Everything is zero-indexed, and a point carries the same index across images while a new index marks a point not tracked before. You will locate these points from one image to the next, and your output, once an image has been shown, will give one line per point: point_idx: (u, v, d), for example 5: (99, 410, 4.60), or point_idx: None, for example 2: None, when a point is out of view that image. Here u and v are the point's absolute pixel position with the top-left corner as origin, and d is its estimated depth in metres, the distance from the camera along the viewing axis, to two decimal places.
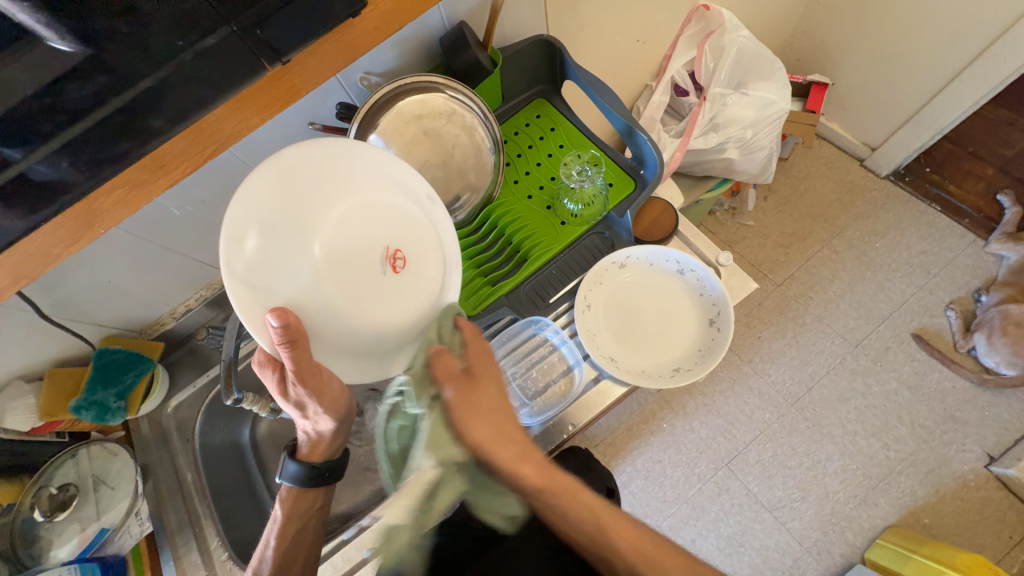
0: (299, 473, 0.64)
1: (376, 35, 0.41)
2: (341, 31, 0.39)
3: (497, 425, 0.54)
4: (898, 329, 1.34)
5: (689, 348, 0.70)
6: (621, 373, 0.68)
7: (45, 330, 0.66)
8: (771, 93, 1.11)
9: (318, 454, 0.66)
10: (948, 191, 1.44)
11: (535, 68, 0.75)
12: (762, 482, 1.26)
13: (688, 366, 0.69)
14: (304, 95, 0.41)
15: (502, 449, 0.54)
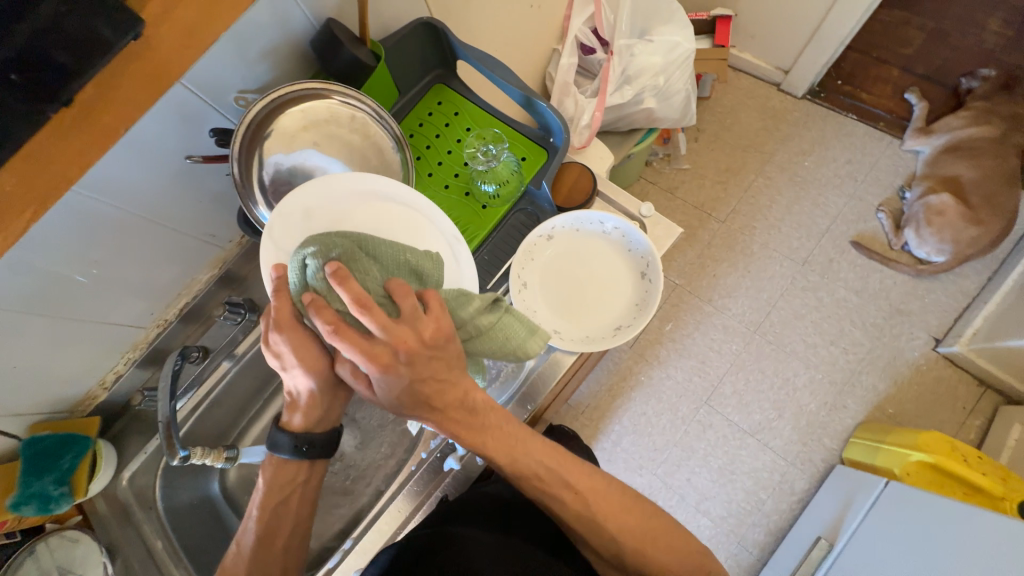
0: (284, 451, 0.57)
1: (186, 55, 0.37)
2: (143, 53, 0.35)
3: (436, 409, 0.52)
4: (837, 240, 1.40)
5: (628, 303, 0.71)
6: (566, 344, 0.68)
7: None
8: (674, 35, 1.11)
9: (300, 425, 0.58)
10: (861, 99, 1.50)
11: (424, 54, 0.72)
12: (740, 410, 1.32)
13: (629, 322, 0.70)
14: (125, 133, 0.37)
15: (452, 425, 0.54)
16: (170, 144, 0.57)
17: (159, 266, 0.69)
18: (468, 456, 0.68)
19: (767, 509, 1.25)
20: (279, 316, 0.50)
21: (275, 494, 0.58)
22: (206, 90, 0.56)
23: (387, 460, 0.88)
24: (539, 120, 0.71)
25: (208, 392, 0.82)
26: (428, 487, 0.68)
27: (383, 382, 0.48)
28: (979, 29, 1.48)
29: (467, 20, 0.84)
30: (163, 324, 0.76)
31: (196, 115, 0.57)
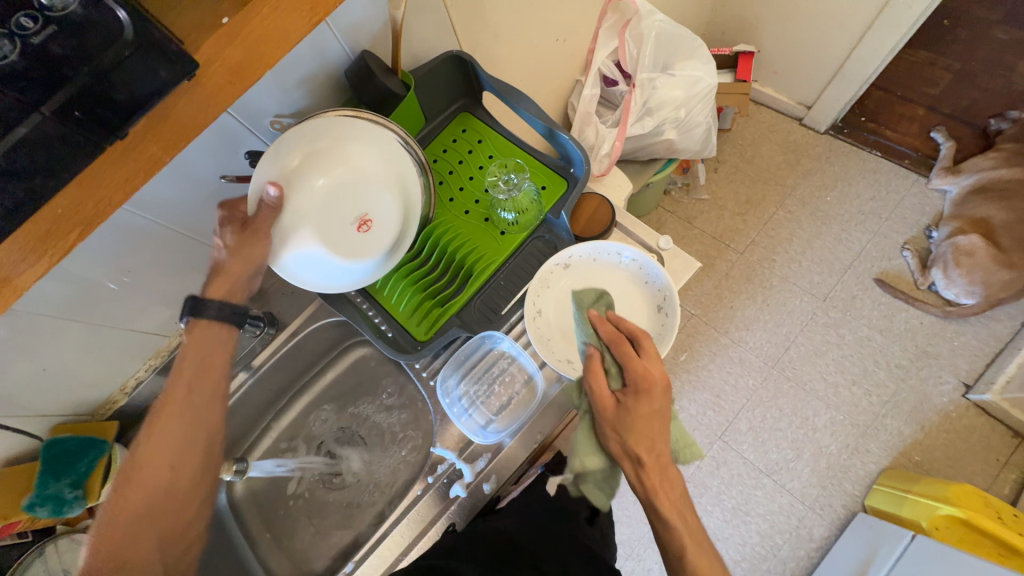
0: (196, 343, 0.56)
1: (233, 91, 0.37)
2: (195, 85, 0.35)
3: (655, 438, 0.55)
4: (861, 277, 1.37)
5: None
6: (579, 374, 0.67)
7: None
8: (697, 71, 1.13)
9: (218, 293, 0.57)
10: (885, 136, 1.48)
11: (451, 84, 0.75)
12: (757, 449, 1.27)
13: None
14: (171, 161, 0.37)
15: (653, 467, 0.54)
16: (206, 164, 0.60)
17: (186, 277, 0.72)
18: (474, 484, 0.67)
19: (783, 556, 1.19)
20: (257, 221, 0.57)
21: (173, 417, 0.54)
22: (245, 115, 0.59)
23: (392, 480, 0.87)
24: (560, 151, 0.72)
25: None
26: (433, 514, 0.67)
27: (630, 402, 0.55)
28: (1008, 71, 1.46)
29: (494, 52, 0.87)
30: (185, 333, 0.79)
31: (233, 138, 0.60)
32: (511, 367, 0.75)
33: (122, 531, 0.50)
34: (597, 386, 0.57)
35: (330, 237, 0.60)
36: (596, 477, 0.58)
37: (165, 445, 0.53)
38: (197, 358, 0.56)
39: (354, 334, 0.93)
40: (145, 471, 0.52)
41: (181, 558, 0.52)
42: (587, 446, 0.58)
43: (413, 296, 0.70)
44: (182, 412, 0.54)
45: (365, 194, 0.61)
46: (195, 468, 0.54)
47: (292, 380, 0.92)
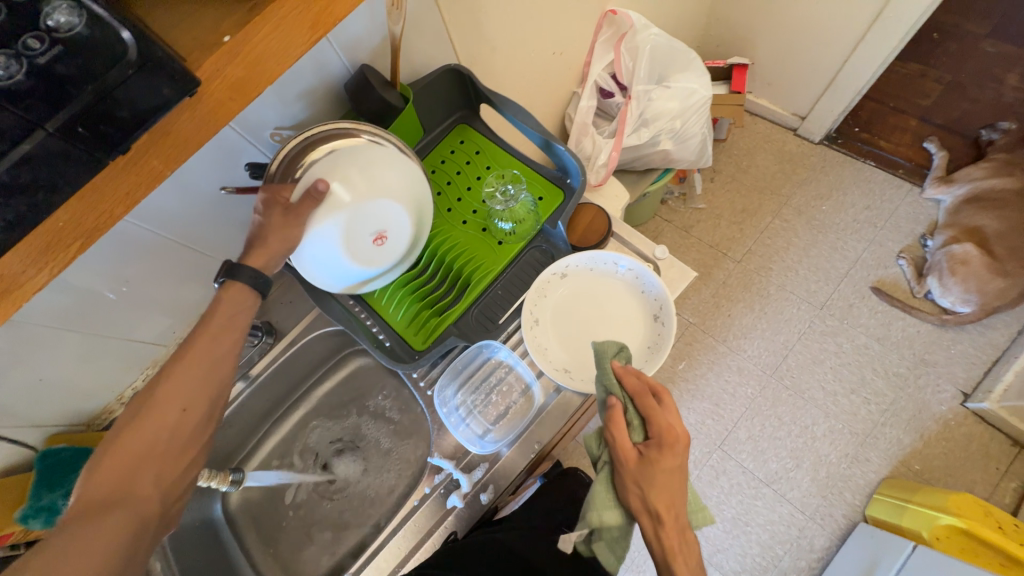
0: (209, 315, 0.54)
1: (232, 107, 0.38)
2: (195, 101, 0.36)
3: (674, 494, 0.58)
4: (857, 286, 1.38)
5: (639, 346, 0.70)
6: (576, 383, 0.68)
7: None
8: (691, 82, 1.14)
9: (254, 262, 0.55)
10: (879, 146, 1.50)
11: (449, 96, 0.76)
12: (756, 458, 1.27)
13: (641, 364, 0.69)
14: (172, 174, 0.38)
15: (668, 523, 0.57)
16: (207, 176, 0.61)
17: (185, 287, 0.72)
18: (472, 493, 0.66)
19: (784, 567, 1.18)
20: (298, 208, 0.55)
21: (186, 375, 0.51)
22: (245, 126, 0.60)
23: (388, 492, 0.86)
24: (557, 162, 0.73)
25: None
26: (432, 523, 0.67)
27: (653, 458, 0.58)
28: (998, 83, 1.49)
29: (492, 65, 0.89)
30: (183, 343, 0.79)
31: (234, 150, 0.61)
32: (508, 376, 0.75)
33: (119, 471, 0.48)
34: (621, 438, 0.60)
35: (349, 240, 0.61)
36: (612, 535, 0.60)
37: (178, 389, 0.51)
38: (224, 311, 0.54)
39: (352, 343, 0.93)
40: (154, 410, 0.50)
41: (174, 505, 0.51)
42: (607, 499, 0.60)
43: (411, 305, 0.70)
44: (203, 361, 0.52)
45: (392, 219, 0.63)
46: (202, 417, 0.52)
47: (289, 389, 0.91)
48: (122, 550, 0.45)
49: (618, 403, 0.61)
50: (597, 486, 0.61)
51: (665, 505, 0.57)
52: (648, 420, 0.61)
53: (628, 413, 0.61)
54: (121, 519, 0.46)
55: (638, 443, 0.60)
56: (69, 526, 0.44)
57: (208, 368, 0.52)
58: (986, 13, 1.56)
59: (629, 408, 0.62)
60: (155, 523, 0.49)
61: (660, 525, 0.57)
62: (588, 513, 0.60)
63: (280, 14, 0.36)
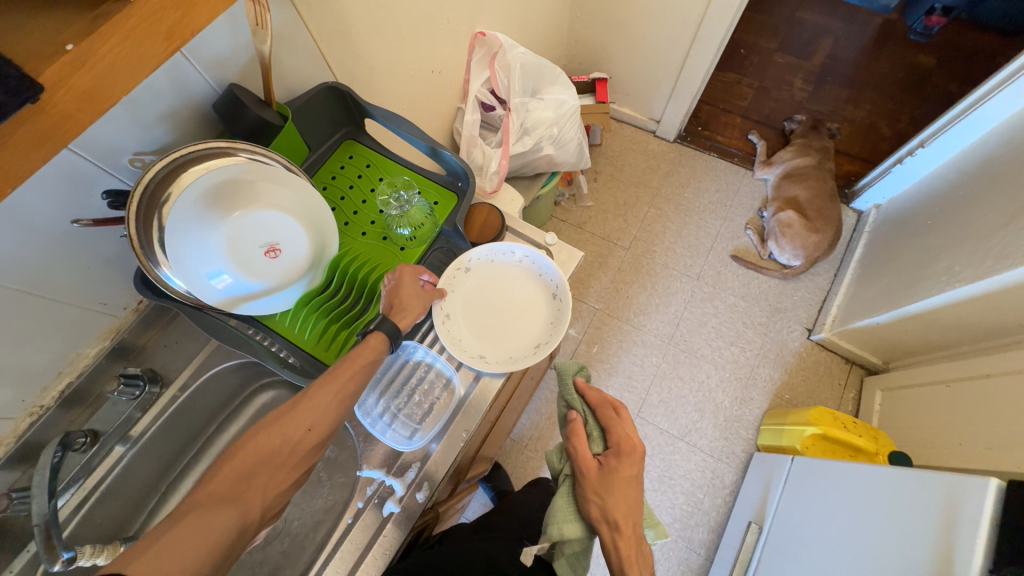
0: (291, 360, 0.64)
1: (79, 119, 0.34)
2: (43, 108, 0.32)
3: (630, 502, 0.67)
4: (721, 256, 1.64)
5: (544, 323, 0.77)
6: (492, 366, 0.72)
7: None
8: (560, 94, 1.29)
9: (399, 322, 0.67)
10: (718, 141, 1.82)
11: (331, 114, 0.78)
12: (669, 418, 1.43)
13: (547, 339, 0.75)
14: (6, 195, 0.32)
15: (625, 534, 0.65)
16: (52, 210, 0.54)
17: (35, 344, 0.62)
18: (407, 496, 0.66)
19: (705, 508, 1.33)
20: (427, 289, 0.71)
21: (316, 406, 0.60)
22: (96, 153, 0.55)
23: (318, 528, 0.80)
24: (446, 168, 0.78)
25: (98, 482, 0.74)
26: (370, 538, 0.65)
27: (611, 467, 0.68)
28: (790, 86, 1.90)
29: (372, 83, 0.92)
30: (38, 413, 0.67)
31: (86, 179, 0.56)
32: (429, 374, 0.76)
33: (235, 475, 0.55)
34: (583, 449, 0.70)
35: (234, 250, 0.60)
36: (572, 550, 0.69)
37: (314, 414, 0.60)
38: (364, 352, 0.63)
39: (258, 378, 0.88)
40: (288, 421, 0.59)
41: (270, 514, 0.57)
42: (566, 513, 0.69)
43: (317, 321, 0.69)
44: (338, 392, 0.61)
45: (283, 231, 0.63)
46: (318, 440, 0.61)
47: (187, 442, 0.84)
48: (220, 547, 0.50)
49: (578, 417, 0.73)
50: (560, 500, 0.70)
51: (621, 512, 0.66)
52: (607, 432, 0.72)
53: (589, 427, 0.73)
54: (227, 519, 0.52)
55: (598, 453, 0.71)
56: (192, 511, 0.51)
57: (339, 399, 0.61)
58: (773, 33, 1.99)
59: (590, 423, 0.73)
60: (256, 525, 0.55)
61: (617, 533, 0.65)
62: (550, 527, 0.69)
63: (128, 25, 0.34)
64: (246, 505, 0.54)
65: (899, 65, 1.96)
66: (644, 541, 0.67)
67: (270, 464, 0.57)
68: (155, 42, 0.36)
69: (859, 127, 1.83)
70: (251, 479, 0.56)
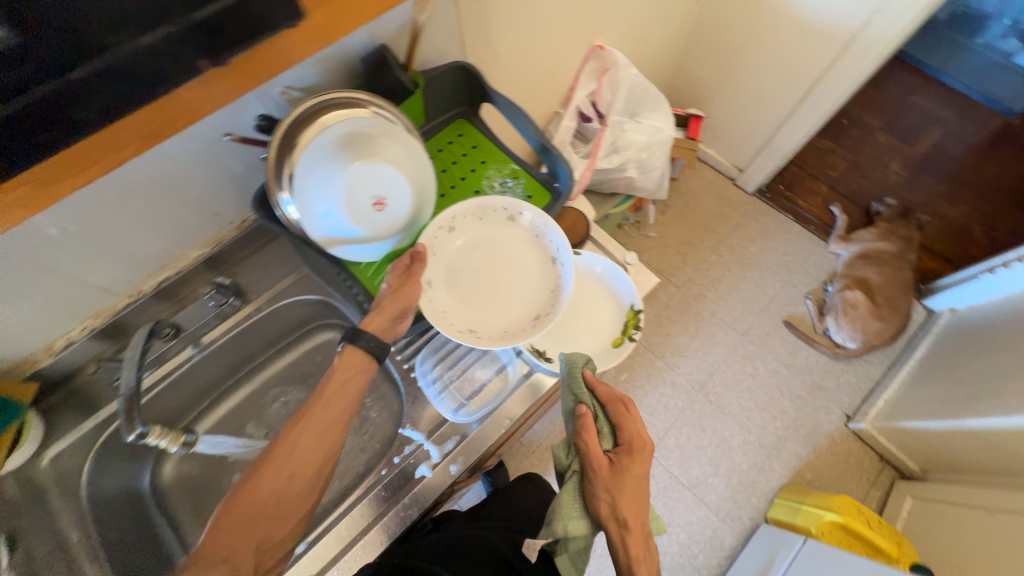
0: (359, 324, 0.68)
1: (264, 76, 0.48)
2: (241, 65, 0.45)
3: (639, 500, 0.62)
4: (773, 318, 1.60)
5: (543, 292, 0.72)
6: (483, 339, 0.68)
7: None
8: (657, 122, 1.29)
9: (372, 328, 0.66)
10: (797, 204, 1.77)
11: (454, 91, 0.81)
12: (681, 464, 1.40)
13: (546, 311, 0.70)
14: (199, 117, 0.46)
15: (634, 536, 0.60)
16: (212, 121, 0.60)
17: (151, 235, 0.68)
18: (441, 465, 0.69)
19: (698, 564, 1.30)
20: (412, 268, 0.68)
21: (297, 446, 0.60)
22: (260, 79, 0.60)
23: (341, 471, 0.83)
24: (549, 166, 0.79)
25: (165, 375, 0.79)
26: (397, 493, 0.68)
27: (623, 463, 0.62)
28: (885, 166, 1.84)
29: (493, 71, 0.96)
30: (136, 296, 0.74)
31: (246, 100, 0.61)
32: (484, 355, 0.77)
33: (225, 535, 0.55)
34: (594, 445, 0.63)
35: (349, 195, 0.64)
36: (577, 549, 0.63)
37: (289, 454, 0.59)
38: (350, 380, 0.64)
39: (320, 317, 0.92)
40: (271, 471, 0.58)
41: (268, 566, 0.56)
42: (573, 510, 0.62)
43: None
44: (322, 425, 0.61)
45: (392, 189, 0.67)
46: (306, 486, 0.59)
47: (244, 360, 0.89)
48: None
49: (587, 411, 0.65)
50: (565, 496, 0.63)
51: (632, 510, 0.61)
52: (618, 428, 0.66)
53: (599, 421, 0.66)
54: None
55: (608, 449, 0.64)
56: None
57: (321, 435, 0.61)
58: (881, 110, 1.93)
59: (599, 418, 0.66)
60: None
61: (626, 535, 0.60)
62: (554, 525, 0.62)
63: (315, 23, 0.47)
64: (237, 563, 0.53)
65: (1010, 173, 1.86)
66: (650, 539, 0.63)
67: (264, 520, 0.56)
68: (314, 49, 0.49)
69: (950, 225, 1.75)
70: (243, 538, 0.55)
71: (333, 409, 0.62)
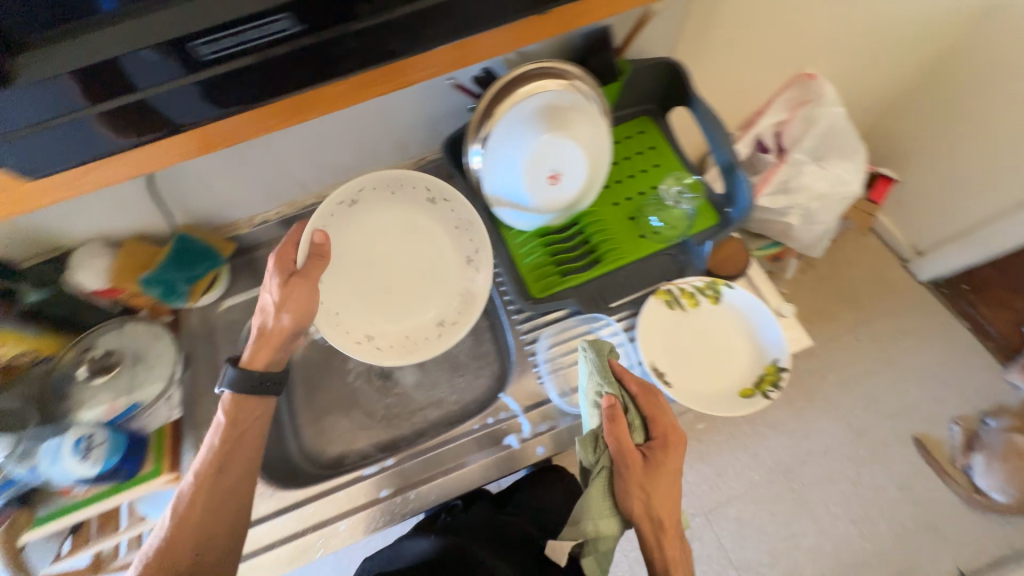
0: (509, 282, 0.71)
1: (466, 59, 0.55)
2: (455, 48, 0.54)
3: (675, 495, 0.59)
4: (900, 430, 1.37)
5: (450, 294, 0.77)
6: (381, 352, 0.72)
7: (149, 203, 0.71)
8: (848, 173, 1.16)
9: (257, 357, 0.63)
10: (981, 312, 1.47)
11: (650, 88, 0.79)
12: (735, 540, 1.29)
13: (451, 318, 0.76)
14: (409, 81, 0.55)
15: (670, 538, 0.57)
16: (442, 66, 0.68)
17: (353, 149, 0.77)
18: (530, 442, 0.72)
19: None
20: (308, 266, 0.63)
21: (193, 519, 0.58)
22: None
23: None
24: (726, 188, 0.71)
25: None
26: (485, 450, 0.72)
27: (655, 460, 0.59)
28: None
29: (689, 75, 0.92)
30: (320, 199, 0.84)
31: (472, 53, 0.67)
32: None
33: None
34: (628, 441, 0.58)
35: (531, 164, 0.67)
36: (605, 548, 0.59)
37: (195, 514, 0.58)
38: (247, 447, 0.62)
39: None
40: (170, 548, 0.57)
41: None
42: (603, 508, 0.58)
43: (540, 254, 0.74)
44: (220, 492, 0.60)
45: (569, 167, 0.69)
46: (212, 560, 0.58)
47: None
48: None
49: (615, 401, 0.60)
50: (593, 494, 0.58)
51: (667, 506, 0.58)
52: (648, 421, 0.61)
53: (629, 414, 0.61)
54: None
55: (639, 444, 0.60)
56: None
57: (219, 505, 0.60)
58: None
59: (629, 409, 0.61)
60: None
61: (662, 534, 0.57)
62: (584, 521, 0.58)
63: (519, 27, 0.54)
64: None
65: None
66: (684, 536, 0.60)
67: None
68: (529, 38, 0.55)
69: None
70: None
71: (231, 474, 0.61)
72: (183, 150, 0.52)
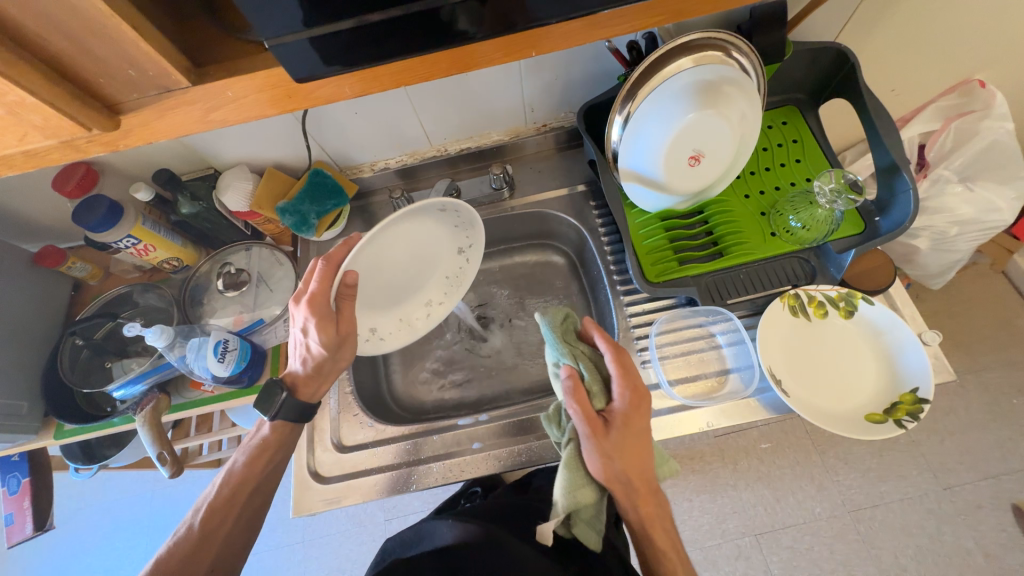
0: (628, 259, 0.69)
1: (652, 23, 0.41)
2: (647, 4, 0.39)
3: (644, 455, 0.54)
4: (999, 494, 1.22)
5: (440, 276, 0.77)
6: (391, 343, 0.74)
7: (292, 136, 0.75)
8: (1000, 199, 1.02)
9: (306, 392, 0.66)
10: None
11: (806, 75, 0.72)
12: (785, 568, 1.23)
13: (438, 298, 0.78)
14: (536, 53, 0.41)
15: (642, 496, 0.54)
16: None
17: (481, 106, 0.77)
18: None
19: None
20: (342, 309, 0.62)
21: (211, 524, 0.58)
22: None
23: None
24: (879, 194, 0.65)
25: None
26: None
27: (618, 429, 0.53)
28: None
29: None
30: (440, 153, 0.86)
31: None
32: (706, 351, 0.71)
33: None
34: (589, 411, 0.53)
35: (672, 143, 0.63)
36: (591, 514, 0.54)
37: (215, 533, 0.58)
38: (274, 459, 0.63)
39: (564, 241, 0.89)
40: (195, 558, 0.56)
41: None
42: (578, 479, 0.53)
43: (661, 237, 0.72)
44: (244, 510, 0.61)
45: (712, 147, 0.64)
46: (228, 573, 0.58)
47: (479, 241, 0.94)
48: None
49: (573, 370, 0.55)
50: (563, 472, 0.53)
51: (637, 466, 0.53)
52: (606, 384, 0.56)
53: (587, 380, 0.56)
54: None
55: (601, 409, 0.55)
56: None
57: (244, 517, 0.61)
58: None
59: (588, 377, 0.56)
60: None
61: (634, 494, 0.54)
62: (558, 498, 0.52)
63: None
64: None
65: None
66: (660, 490, 0.57)
67: None
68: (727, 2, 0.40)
69: None
70: None
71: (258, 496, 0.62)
72: (258, 109, 0.40)
